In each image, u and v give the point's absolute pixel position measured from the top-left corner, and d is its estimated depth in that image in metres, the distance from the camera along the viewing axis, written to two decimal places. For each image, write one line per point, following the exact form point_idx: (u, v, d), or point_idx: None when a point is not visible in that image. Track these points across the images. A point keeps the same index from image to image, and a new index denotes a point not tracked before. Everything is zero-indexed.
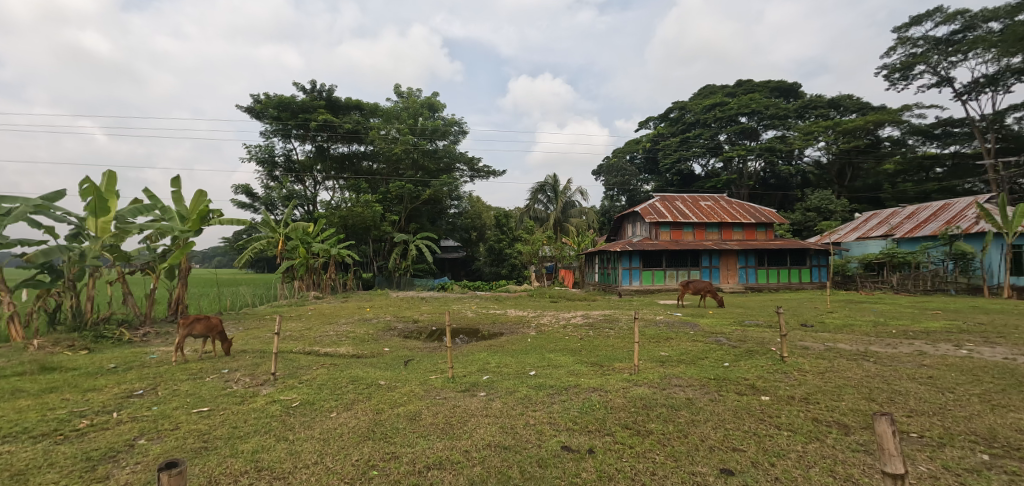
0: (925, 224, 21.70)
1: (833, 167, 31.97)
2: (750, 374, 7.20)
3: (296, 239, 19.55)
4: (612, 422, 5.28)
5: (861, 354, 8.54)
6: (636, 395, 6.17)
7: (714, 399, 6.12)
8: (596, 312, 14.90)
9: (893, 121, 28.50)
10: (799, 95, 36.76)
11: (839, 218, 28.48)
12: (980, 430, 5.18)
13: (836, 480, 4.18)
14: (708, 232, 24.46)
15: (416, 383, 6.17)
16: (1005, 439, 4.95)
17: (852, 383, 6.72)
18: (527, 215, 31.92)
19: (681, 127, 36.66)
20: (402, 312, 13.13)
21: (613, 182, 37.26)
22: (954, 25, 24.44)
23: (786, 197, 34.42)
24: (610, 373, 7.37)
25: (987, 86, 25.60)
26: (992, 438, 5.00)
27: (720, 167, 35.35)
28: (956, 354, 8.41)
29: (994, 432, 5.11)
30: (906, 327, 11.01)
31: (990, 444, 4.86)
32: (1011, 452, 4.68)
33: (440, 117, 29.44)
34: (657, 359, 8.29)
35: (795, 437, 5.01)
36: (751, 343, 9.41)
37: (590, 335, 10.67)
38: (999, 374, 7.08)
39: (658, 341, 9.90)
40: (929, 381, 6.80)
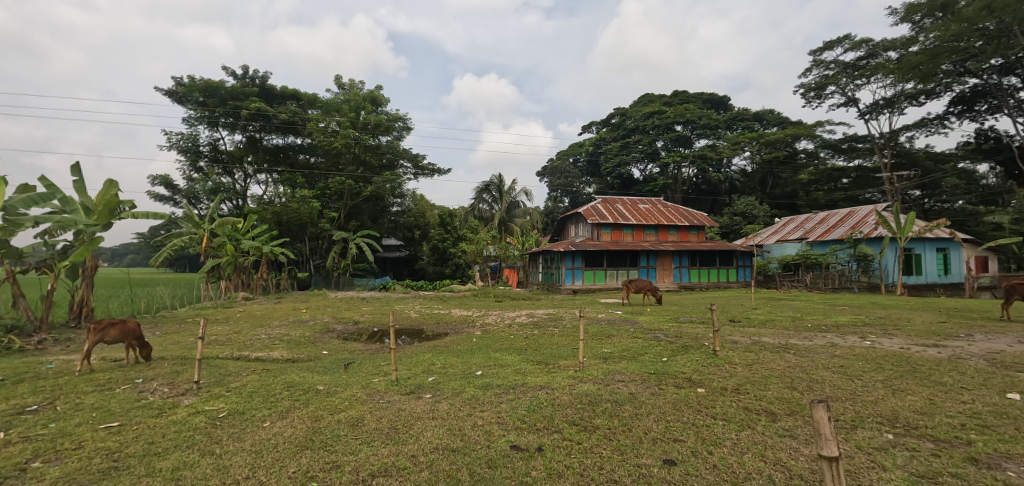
0: (835, 228, 23.72)
1: (757, 175, 34.40)
2: (687, 367, 7.49)
3: (223, 236, 18.24)
4: (560, 419, 5.29)
5: (782, 346, 9.11)
6: (581, 392, 6.22)
7: (655, 393, 6.29)
8: (540, 311, 14.92)
9: (808, 134, 30.94)
10: (728, 107, 39.04)
11: (763, 222, 30.49)
12: (885, 412, 5.63)
13: (766, 465, 4.38)
14: (646, 233, 25.34)
15: (358, 386, 5.89)
16: (905, 419, 5.41)
17: (776, 373, 7.14)
18: (472, 215, 31.75)
19: (621, 132, 37.79)
20: (340, 313, 12.52)
21: (557, 184, 38.04)
22: (860, 51, 26.90)
23: (716, 202, 36.45)
24: (555, 370, 7.39)
25: (885, 107, 28.32)
26: (895, 419, 5.44)
27: (657, 172, 36.61)
28: (862, 344, 9.19)
29: (896, 413, 5.58)
30: (820, 321, 11.92)
31: (894, 424, 5.29)
32: (911, 430, 5.12)
33: (383, 111, 28.46)
34: (600, 355, 8.44)
35: (729, 425, 5.23)
36: (686, 339, 9.83)
37: (535, 334, 10.67)
38: (898, 361, 7.79)
39: (601, 338, 10.10)
40: (841, 370, 7.33)
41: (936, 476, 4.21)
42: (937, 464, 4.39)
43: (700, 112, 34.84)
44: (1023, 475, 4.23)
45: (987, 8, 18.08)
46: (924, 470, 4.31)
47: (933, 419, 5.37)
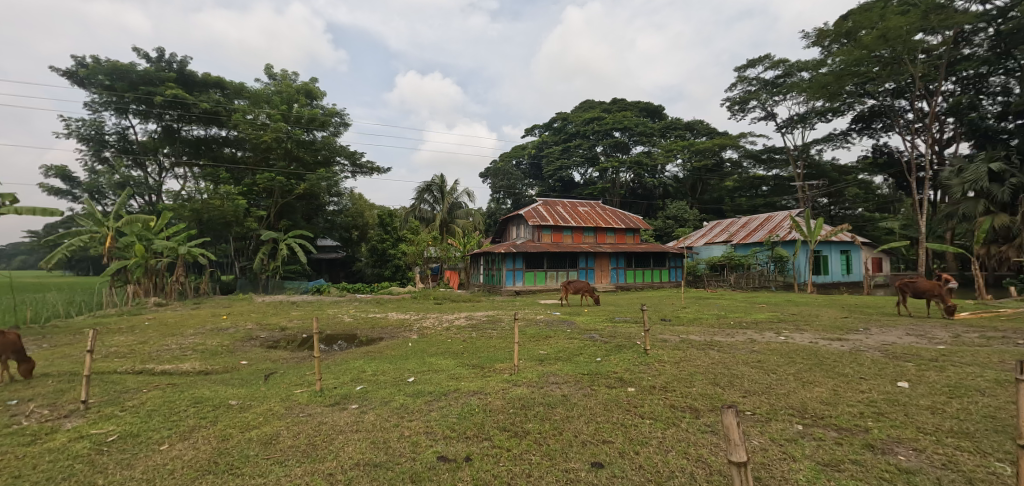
0: (755, 232, 25.40)
1: (688, 182, 36.16)
2: (618, 367, 7.69)
3: (131, 235, 16.87)
4: (491, 425, 5.25)
5: (707, 343, 9.58)
6: (515, 396, 6.21)
7: (587, 394, 6.39)
8: (479, 313, 14.84)
9: (733, 145, 32.91)
10: (663, 116, 40.80)
11: (693, 225, 32.08)
12: (796, 404, 6.03)
13: (688, 462, 4.55)
14: (585, 235, 25.89)
15: (276, 400, 5.56)
16: (812, 410, 5.83)
17: (701, 370, 7.48)
18: (413, 215, 31.15)
19: (563, 136, 38.47)
20: (265, 319, 11.80)
21: (500, 185, 38.15)
22: (777, 70, 28.99)
23: (651, 206, 37.44)
24: (490, 374, 7.34)
25: (799, 123, 30.72)
26: (804, 410, 5.84)
27: (597, 176, 37.52)
28: (777, 340, 9.86)
29: (805, 405, 5.99)
30: (742, 319, 12.67)
31: (803, 415, 5.68)
32: (817, 421, 5.52)
33: (318, 105, 27.27)
34: (536, 357, 8.49)
35: (655, 424, 5.40)
36: (620, 338, 10.11)
37: (471, 337, 10.54)
38: (808, 355, 8.40)
39: (538, 340, 10.17)
40: (759, 365, 7.80)
41: (839, 463, 4.55)
42: (839, 452, 4.74)
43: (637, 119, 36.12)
44: (910, 458, 4.65)
45: (883, 37, 20.00)
46: (828, 458, 4.65)
47: (836, 409, 5.82)
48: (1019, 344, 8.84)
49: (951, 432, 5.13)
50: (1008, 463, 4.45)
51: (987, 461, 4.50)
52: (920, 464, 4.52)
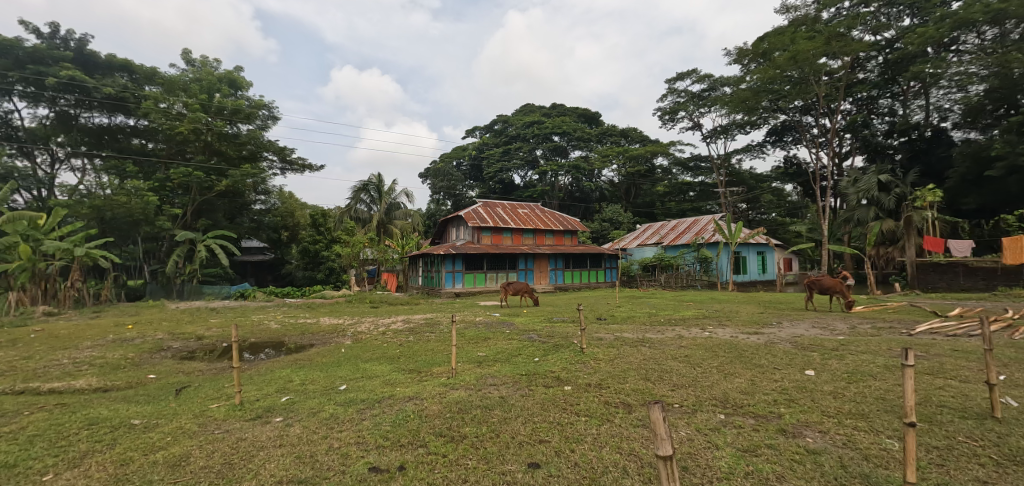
0: (683, 234, 26.77)
1: (622, 186, 37.50)
2: (556, 366, 7.78)
3: (13, 235, 15.20)
4: (426, 431, 5.11)
5: (640, 340, 9.93)
6: (452, 399, 6.09)
7: (524, 394, 6.38)
8: (417, 316, 14.52)
9: (664, 152, 34.52)
10: (600, 123, 42.05)
11: (627, 228, 33.27)
12: (718, 395, 6.35)
13: (621, 456, 4.64)
14: (524, 237, 26.07)
15: (189, 417, 5.12)
16: (733, 400, 6.16)
17: (633, 366, 7.72)
18: (348, 215, 30.09)
19: (503, 139, 38.61)
20: (179, 329, 10.86)
21: (440, 186, 37.69)
22: (703, 84, 30.78)
23: (587, 210, 37.87)
24: (427, 379, 7.16)
25: (721, 134, 32.74)
26: (725, 400, 6.16)
27: (536, 179, 38.03)
28: (702, 335, 10.39)
29: (727, 395, 6.33)
30: (671, 316, 13.28)
31: (725, 405, 5.99)
32: (737, 409, 5.85)
33: (243, 96, 25.67)
34: (475, 359, 8.40)
35: (590, 421, 5.48)
36: (557, 338, 10.23)
37: (408, 341, 10.26)
38: (729, 348, 8.92)
39: (477, 342, 10.09)
40: (686, 359, 8.16)
41: (756, 448, 4.81)
42: (757, 438, 5.02)
43: (575, 125, 37.02)
44: (817, 440, 5.02)
45: (793, 58, 21.80)
46: (746, 444, 4.91)
47: (753, 398, 6.19)
48: (903, 333, 9.88)
49: (849, 413, 5.61)
50: (896, 439, 4.93)
51: (879, 438, 4.95)
52: (825, 445, 4.89)
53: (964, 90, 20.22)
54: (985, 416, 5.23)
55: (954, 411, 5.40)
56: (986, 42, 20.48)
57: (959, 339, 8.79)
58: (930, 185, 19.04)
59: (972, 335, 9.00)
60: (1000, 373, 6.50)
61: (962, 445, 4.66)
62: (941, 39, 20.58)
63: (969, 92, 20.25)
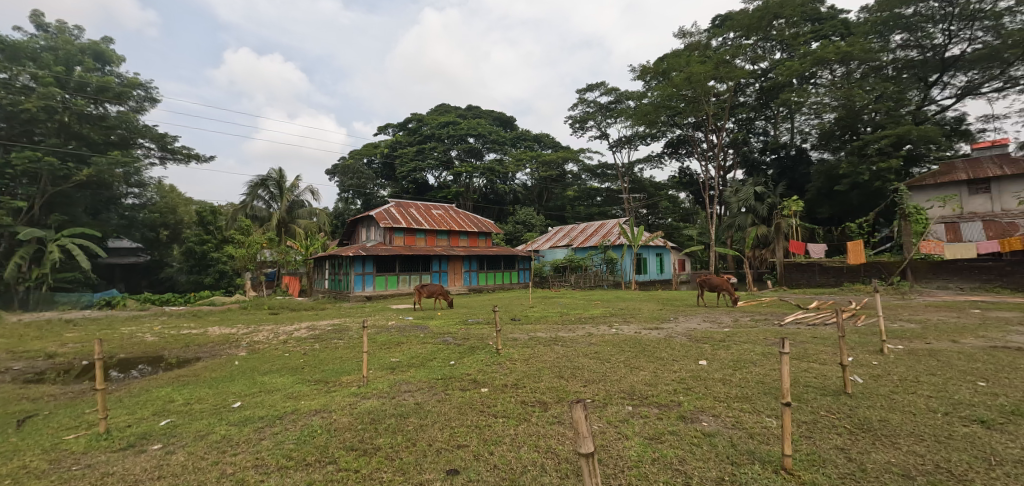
0: (592, 237, 27.90)
1: (535, 189, 38.17)
2: (472, 369, 7.55)
3: None
4: (335, 446, 4.67)
5: (553, 339, 10.06)
6: (363, 410, 5.65)
7: (440, 399, 6.11)
8: (323, 322, 13.55)
9: (574, 158, 35.82)
10: (514, 127, 42.62)
11: (539, 230, 33.99)
12: (625, 387, 6.55)
13: (538, 455, 4.55)
14: (438, 239, 25.58)
15: (34, 454, 4.28)
16: (638, 391, 6.37)
17: (547, 365, 7.75)
18: (242, 213, 27.63)
19: (417, 138, 37.61)
20: (25, 346, 9.13)
21: (348, 185, 35.90)
22: (610, 96, 32.38)
23: (502, 211, 38.26)
24: (335, 389, 6.62)
25: (626, 144, 34.64)
26: (632, 392, 6.35)
27: (450, 180, 37.57)
28: (611, 331, 10.77)
29: (633, 387, 6.54)
30: (581, 314, 13.67)
31: (632, 397, 6.17)
32: (643, 400, 6.04)
33: (113, 72, 22.53)
34: (387, 366, 7.93)
35: (508, 422, 5.35)
36: (472, 340, 10.06)
37: (311, 350, 9.44)
38: (635, 343, 9.31)
39: (389, 347, 9.60)
40: (596, 355, 8.37)
41: (660, 436, 4.97)
42: (661, 426, 5.19)
43: (490, 127, 37.12)
44: (711, 423, 5.31)
45: (688, 79, 23.65)
46: (652, 432, 5.06)
47: (656, 388, 6.45)
48: (776, 323, 11.01)
49: (736, 397, 6.03)
50: (775, 417, 5.37)
51: (761, 417, 5.36)
52: (719, 427, 5.18)
53: (820, 118, 23.40)
54: (840, 392, 5.87)
55: (817, 389, 6.01)
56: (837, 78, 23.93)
57: (819, 327, 9.94)
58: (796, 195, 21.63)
59: (827, 323, 10.24)
60: (850, 355, 7.37)
61: (824, 418, 5.17)
62: (804, 73, 23.48)
63: (824, 119, 23.49)
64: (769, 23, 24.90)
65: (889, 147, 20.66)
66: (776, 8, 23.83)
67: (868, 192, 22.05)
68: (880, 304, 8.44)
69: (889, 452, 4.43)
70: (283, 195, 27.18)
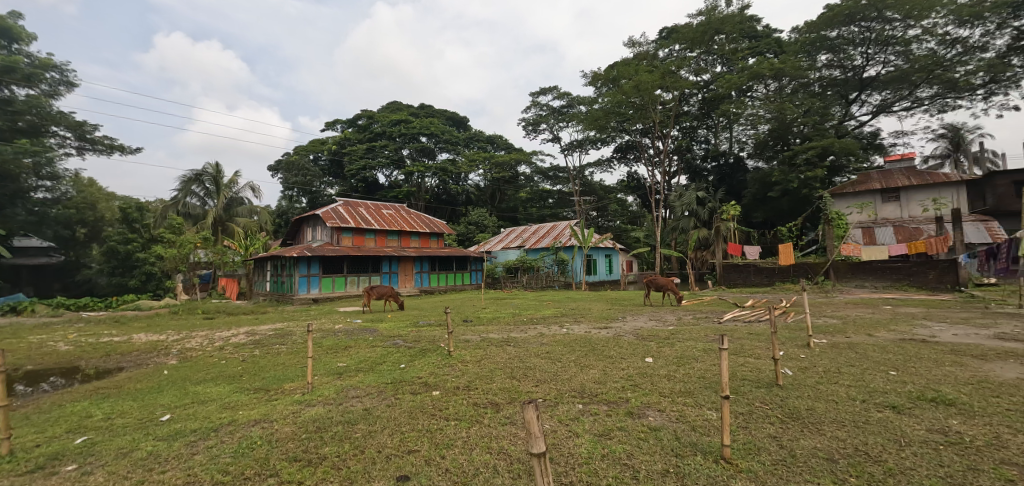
0: (544, 238, 28.16)
1: (488, 190, 38.06)
2: (423, 372, 7.40)
3: None
4: (276, 457, 4.43)
5: (505, 340, 10.05)
6: (308, 418, 5.39)
7: (390, 404, 5.93)
8: (264, 327, 12.87)
9: (526, 160, 36.11)
10: (467, 127, 42.41)
11: (491, 231, 33.97)
12: (576, 386, 6.63)
13: (491, 456, 4.49)
14: (388, 239, 25.00)
15: None
16: (588, 390, 6.46)
17: (499, 366, 7.72)
18: (174, 210, 25.81)
19: (367, 136, 36.56)
20: None
21: (293, 182, 34.40)
22: (563, 100, 32.89)
23: (454, 212, 37.97)
24: (277, 397, 6.28)
25: (577, 148, 35.26)
26: (583, 390, 6.43)
27: (402, 179, 36.82)
28: (563, 331, 10.89)
29: (584, 385, 6.62)
30: (533, 315, 13.75)
31: (583, 395, 6.24)
32: (593, 398, 6.13)
33: (22, 52, 20.55)
34: (334, 371, 7.63)
35: (460, 424, 5.26)
36: (424, 342, 9.86)
37: (250, 357, 8.92)
38: (585, 343, 9.46)
39: (336, 352, 9.26)
40: (547, 355, 8.43)
41: (609, 432, 5.05)
42: (610, 423, 5.28)
43: (443, 127, 36.67)
44: (657, 418, 5.45)
45: (636, 87, 24.37)
46: (602, 429, 5.12)
47: (606, 386, 6.57)
48: (717, 321, 11.52)
49: (680, 392, 6.23)
50: (715, 410, 5.58)
51: (702, 411, 5.56)
52: (665, 422, 5.33)
53: (756, 128, 24.78)
54: (773, 384, 6.19)
55: (752, 382, 6.30)
56: (770, 92, 25.48)
57: (754, 324, 10.48)
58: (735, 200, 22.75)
59: (761, 320, 10.81)
60: (782, 349, 7.80)
61: (759, 409, 5.43)
62: (742, 86, 24.75)
63: (759, 130, 24.87)
64: (711, 38, 26.04)
65: (815, 157, 22.23)
66: (718, 23, 25.03)
67: (797, 198, 23.55)
68: (807, 301, 8.99)
69: (816, 439, 4.69)
70: (221, 191, 25.62)
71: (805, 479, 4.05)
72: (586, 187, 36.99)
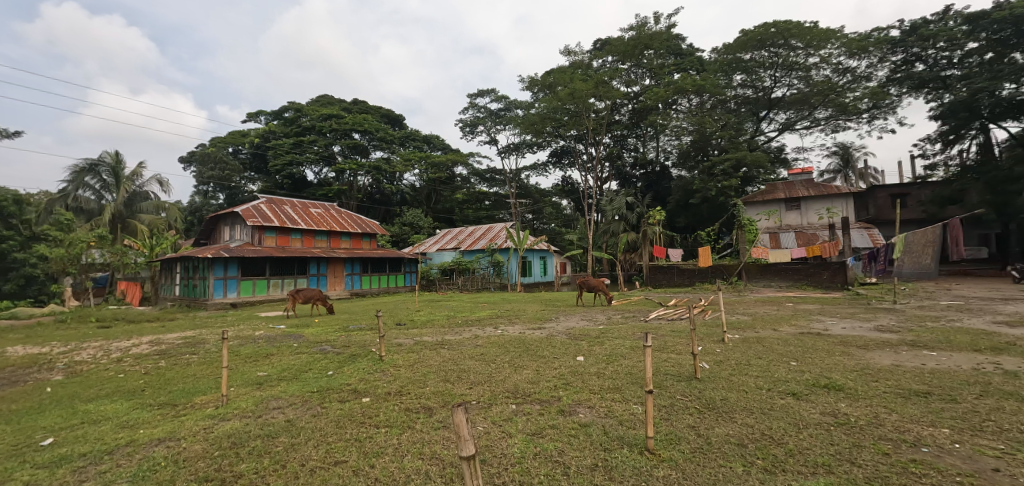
0: (480, 240, 28.30)
1: (423, 191, 37.50)
2: (352, 379, 7.24)
3: None
4: (184, 480, 4.22)
5: (439, 343, 10.02)
6: (223, 433, 5.14)
7: (316, 414, 5.76)
8: (171, 335, 11.91)
9: (463, 162, 36.09)
10: (403, 125, 41.63)
11: (426, 233, 33.58)
12: (509, 386, 6.78)
13: (423, 462, 4.51)
14: (317, 239, 24.01)
15: None
16: (521, 390, 6.63)
17: (433, 369, 7.71)
18: (62, 204, 23.28)
19: (294, 130, 34.75)
20: None
21: (208, 176, 32.33)
22: (500, 103, 33.21)
23: (388, 212, 37.16)
24: (186, 412, 5.91)
25: (513, 151, 35.70)
26: (516, 391, 6.60)
27: (332, 177, 35.45)
28: (496, 333, 11.04)
29: (517, 386, 6.79)
30: (468, 317, 13.78)
31: (516, 395, 6.40)
32: (526, 398, 6.31)
33: None
34: (253, 381, 7.25)
35: (391, 431, 5.21)
36: (354, 348, 9.61)
37: (154, 369, 8.24)
38: (518, 344, 9.65)
39: (256, 360, 8.80)
40: (482, 357, 8.53)
41: (542, 431, 5.22)
42: (543, 421, 5.46)
43: (378, 124, 35.65)
44: (587, 414, 5.72)
45: (571, 94, 25.10)
46: (535, 428, 5.30)
47: (538, 385, 6.78)
48: (642, 320, 12.18)
49: (608, 388, 6.56)
50: (640, 403, 5.93)
51: (629, 405, 5.89)
52: (594, 417, 5.61)
53: (679, 139, 26.34)
54: (692, 377, 6.67)
55: (673, 377, 6.75)
56: (692, 107, 27.24)
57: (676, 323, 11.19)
58: (660, 207, 24.02)
59: (682, 318, 11.56)
60: (699, 345, 8.40)
61: (679, 401, 5.84)
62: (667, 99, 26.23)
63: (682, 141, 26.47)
64: (641, 52, 27.37)
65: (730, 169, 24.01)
66: (647, 39, 26.49)
67: (715, 206, 25.31)
68: (722, 301, 9.73)
69: (728, 427, 5.13)
70: (120, 184, 23.58)
71: (719, 463, 4.41)
72: (522, 190, 37.53)
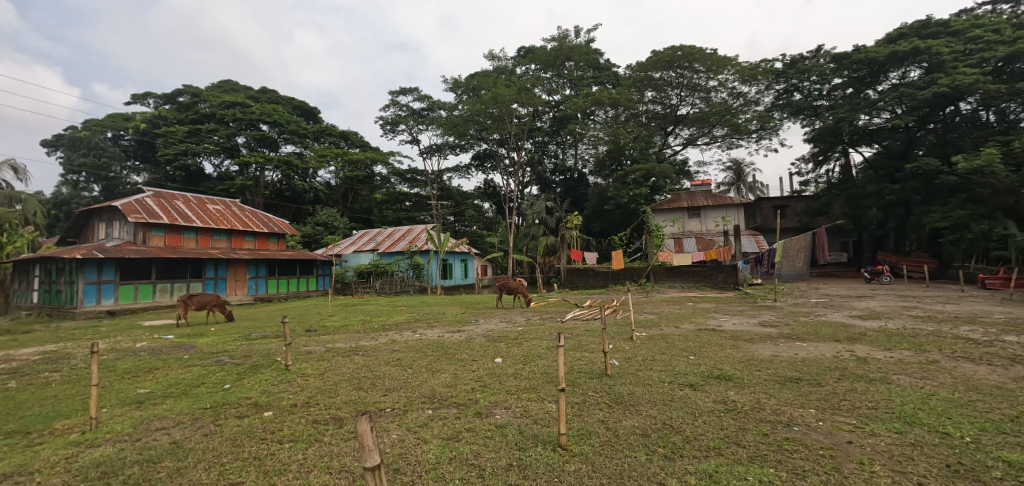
0: (399, 242, 27.73)
1: (339, 190, 35.95)
2: (253, 392, 6.80)
3: None
4: None
5: (352, 349, 9.70)
6: (93, 462, 4.65)
7: (208, 433, 5.36)
8: (27, 350, 10.40)
9: (383, 161, 35.17)
10: (317, 120, 39.66)
11: (342, 233, 32.27)
12: (425, 391, 6.75)
13: (330, 477, 4.38)
14: (215, 239, 22.18)
15: None
16: (437, 394, 6.63)
17: (344, 377, 7.46)
18: None
19: (190, 116, 31.74)
20: None
21: (81, 164, 28.92)
22: (423, 103, 32.83)
23: (299, 211, 35.23)
24: (43, 441, 5.23)
25: (435, 152, 35.38)
26: (432, 395, 6.58)
27: (235, 172, 32.93)
28: (413, 337, 10.90)
29: (433, 390, 6.78)
30: (384, 322, 13.44)
31: (432, 400, 6.39)
32: (442, 402, 6.32)
33: None
34: (131, 400, 6.54)
35: (295, 446, 4.99)
36: (256, 358, 9.00)
37: (2, 391, 7.16)
38: (436, 348, 9.60)
39: (137, 375, 7.97)
40: (397, 363, 8.37)
41: (457, 435, 5.27)
42: (458, 426, 5.50)
43: (290, 117, 33.57)
44: (503, 415, 5.86)
45: (494, 99, 25.39)
46: (450, 432, 5.33)
47: (455, 389, 6.81)
48: (558, 321, 12.62)
49: (524, 388, 6.76)
50: (554, 402, 6.18)
51: (544, 404, 6.12)
52: (509, 418, 5.75)
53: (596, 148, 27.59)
54: (603, 374, 7.07)
55: (585, 374, 7.10)
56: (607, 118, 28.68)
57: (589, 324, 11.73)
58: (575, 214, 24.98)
59: (596, 318, 12.17)
60: (609, 344, 8.89)
61: (591, 397, 6.16)
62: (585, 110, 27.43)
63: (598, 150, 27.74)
64: (562, 63, 28.41)
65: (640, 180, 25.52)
66: (568, 50, 27.58)
67: (627, 214, 26.78)
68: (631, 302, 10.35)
69: (635, 419, 5.50)
70: None
71: (626, 454, 4.72)
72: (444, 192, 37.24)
